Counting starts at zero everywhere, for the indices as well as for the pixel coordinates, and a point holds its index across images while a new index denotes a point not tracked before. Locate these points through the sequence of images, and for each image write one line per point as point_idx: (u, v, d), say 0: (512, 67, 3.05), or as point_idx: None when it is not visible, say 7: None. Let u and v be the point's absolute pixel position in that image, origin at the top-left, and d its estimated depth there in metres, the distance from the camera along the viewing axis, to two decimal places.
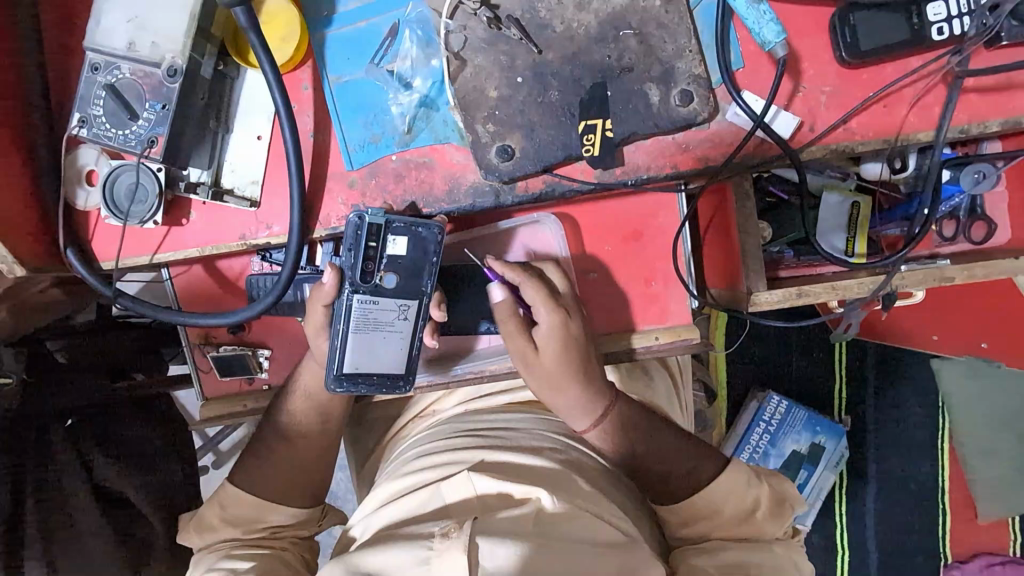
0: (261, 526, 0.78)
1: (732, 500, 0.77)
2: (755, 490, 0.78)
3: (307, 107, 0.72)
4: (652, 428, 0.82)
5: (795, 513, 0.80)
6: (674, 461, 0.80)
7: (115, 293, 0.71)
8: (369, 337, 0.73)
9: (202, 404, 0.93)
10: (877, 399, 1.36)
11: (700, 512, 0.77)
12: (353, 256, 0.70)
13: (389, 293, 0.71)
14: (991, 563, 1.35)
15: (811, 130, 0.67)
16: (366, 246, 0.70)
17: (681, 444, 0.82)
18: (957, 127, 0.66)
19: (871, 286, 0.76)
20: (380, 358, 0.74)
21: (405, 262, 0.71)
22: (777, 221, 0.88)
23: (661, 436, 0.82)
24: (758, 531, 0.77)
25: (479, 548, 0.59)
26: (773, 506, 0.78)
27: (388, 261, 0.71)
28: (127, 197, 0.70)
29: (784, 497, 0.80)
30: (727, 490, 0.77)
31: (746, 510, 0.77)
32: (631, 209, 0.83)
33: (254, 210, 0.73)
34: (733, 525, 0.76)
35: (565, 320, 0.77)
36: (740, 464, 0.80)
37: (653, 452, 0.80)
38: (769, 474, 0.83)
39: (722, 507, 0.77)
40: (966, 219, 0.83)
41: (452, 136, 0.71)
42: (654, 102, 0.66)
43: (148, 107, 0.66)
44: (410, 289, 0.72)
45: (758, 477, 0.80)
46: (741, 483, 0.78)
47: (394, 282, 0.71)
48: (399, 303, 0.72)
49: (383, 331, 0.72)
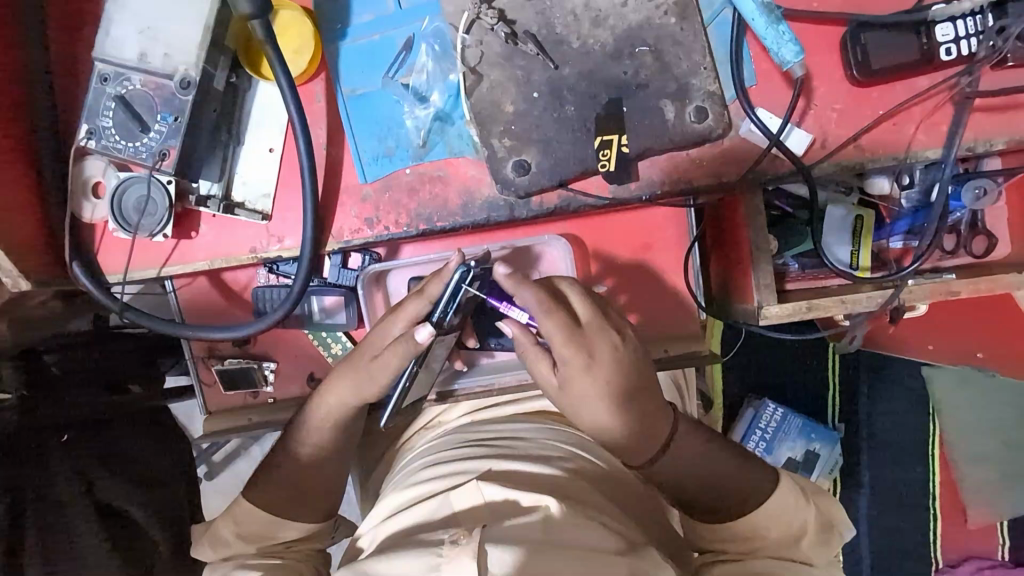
0: (273, 542, 0.77)
1: (778, 522, 0.70)
2: (803, 514, 0.71)
3: (320, 119, 0.72)
4: (698, 448, 0.74)
5: (842, 540, 0.72)
6: (723, 482, 0.72)
7: (120, 306, 0.70)
8: (426, 369, 0.79)
9: (206, 417, 0.92)
10: (872, 406, 1.37)
11: (742, 533, 0.70)
12: (448, 307, 0.72)
13: (454, 328, 0.78)
14: (981, 567, 1.36)
15: (823, 147, 0.68)
16: (463, 292, 0.72)
17: (732, 464, 0.74)
18: (965, 145, 0.68)
19: (880, 299, 0.77)
20: (417, 383, 0.81)
21: (471, 302, 0.77)
22: (782, 235, 0.89)
23: (709, 457, 0.74)
24: (802, 556, 0.69)
25: (488, 555, 0.58)
26: (820, 532, 0.71)
27: (465, 301, 0.75)
28: (136, 210, 0.68)
29: (833, 522, 0.73)
30: (773, 513, 0.70)
31: (793, 534, 0.70)
32: (640, 221, 0.83)
33: (265, 223, 0.72)
34: (777, 548, 0.69)
35: (580, 361, 0.67)
36: (791, 486, 0.72)
37: (701, 481, 0.73)
38: (819, 494, 0.75)
39: (766, 530, 0.70)
40: (967, 233, 0.85)
41: (467, 149, 0.71)
42: (669, 119, 0.67)
43: (160, 118, 0.65)
44: (462, 318, 0.78)
45: (807, 499, 0.72)
46: (790, 506, 0.71)
47: (459, 318, 0.76)
48: (453, 334, 0.79)
49: (434, 359, 0.79)
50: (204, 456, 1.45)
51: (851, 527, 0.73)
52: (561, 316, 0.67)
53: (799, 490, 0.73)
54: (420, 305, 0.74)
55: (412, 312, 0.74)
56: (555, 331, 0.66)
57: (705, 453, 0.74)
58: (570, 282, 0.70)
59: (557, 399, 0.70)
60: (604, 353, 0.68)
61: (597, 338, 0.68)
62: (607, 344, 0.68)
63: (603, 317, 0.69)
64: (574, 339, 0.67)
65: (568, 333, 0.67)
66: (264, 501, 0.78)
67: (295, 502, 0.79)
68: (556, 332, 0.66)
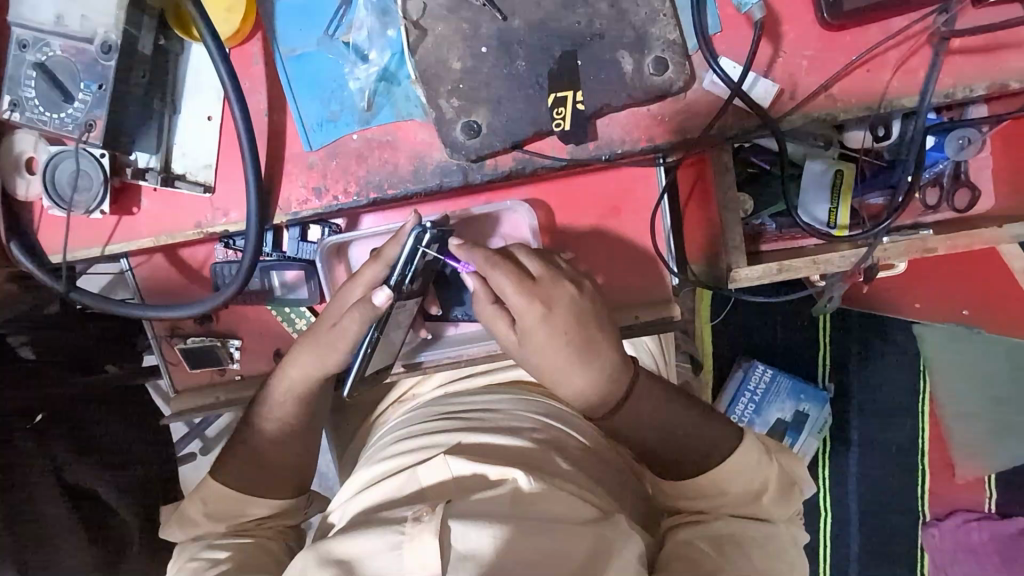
0: (243, 520, 0.77)
1: (739, 479, 0.69)
2: (765, 471, 0.69)
3: (259, 83, 0.68)
4: (665, 407, 0.72)
5: (803, 496, 0.72)
6: (687, 437, 0.71)
7: (66, 287, 0.67)
8: (386, 337, 0.77)
9: (173, 396, 0.90)
10: (861, 365, 1.35)
11: (704, 489, 0.69)
12: (403, 269, 0.70)
13: (415, 293, 0.76)
14: (967, 519, 1.35)
15: (791, 98, 0.64)
16: (422, 255, 0.70)
17: (695, 420, 0.72)
18: (943, 91, 0.63)
19: (853, 259, 0.74)
20: (384, 351, 0.79)
21: (432, 267, 0.75)
22: (758, 192, 0.86)
23: (674, 411, 0.72)
24: (764, 513, 0.68)
25: (451, 531, 0.58)
26: (781, 489, 0.70)
27: (425, 266, 0.73)
28: (69, 185, 0.66)
29: (794, 478, 0.72)
30: (734, 470, 0.69)
31: (754, 491, 0.69)
32: (607, 183, 0.80)
33: (208, 195, 0.68)
34: (738, 504, 0.68)
35: (537, 310, 0.66)
36: (754, 443, 0.71)
37: (664, 434, 0.71)
38: (781, 452, 0.74)
39: (727, 487, 0.69)
40: (950, 185, 0.81)
41: (415, 111, 0.67)
42: (627, 72, 0.63)
43: (83, 87, 0.62)
44: (423, 285, 0.76)
45: (769, 456, 0.71)
46: (752, 463, 0.69)
47: (419, 283, 0.75)
48: (413, 301, 0.77)
49: (397, 328, 0.78)
50: (195, 431, 1.38)
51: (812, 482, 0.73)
52: (509, 266, 0.67)
53: (762, 448, 0.71)
54: (377, 271, 0.72)
55: (370, 278, 0.72)
56: (506, 282, 0.67)
57: (670, 410, 0.72)
58: (522, 246, 0.71)
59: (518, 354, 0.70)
60: (562, 301, 0.68)
61: (553, 288, 0.68)
62: (565, 295, 0.68)
63: (558, 271, 0.70)
64: (526, 287, 0.67)
65: (520, 281, 0.67)
66: (233, 479, 0.77)
67: (263, 478, 0.78)
68: (505, 280, 0.66)
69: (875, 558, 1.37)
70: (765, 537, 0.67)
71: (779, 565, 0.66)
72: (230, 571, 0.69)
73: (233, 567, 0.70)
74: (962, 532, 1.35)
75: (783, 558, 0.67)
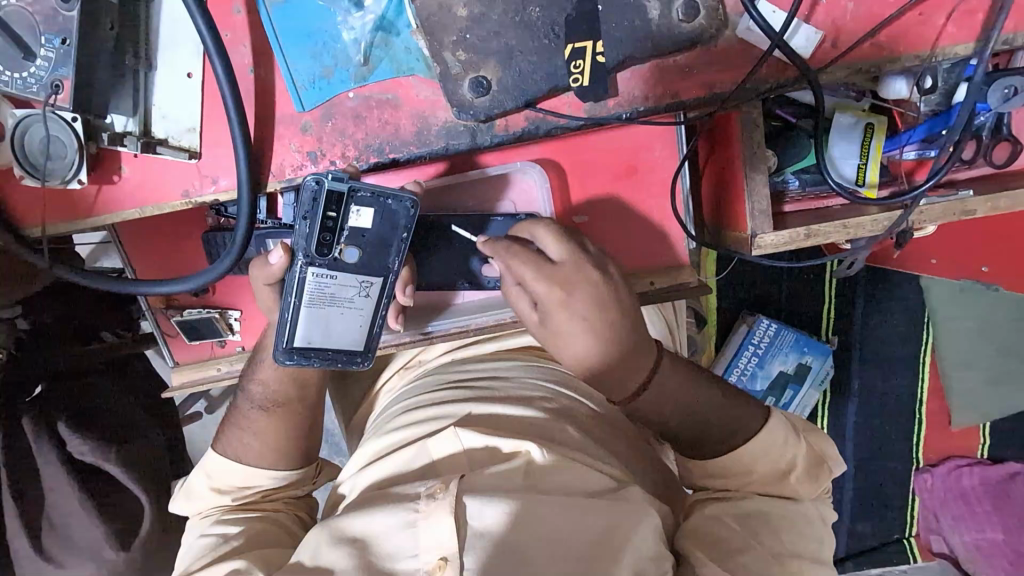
0: (250, 491, 0.76)
1: (767, 458, 0.66)
2: (793, 450, 0.67)
3: (242, 35, 0.62)
4: (689, 388, 0.68)
5: (832, 474, 0.69)
6: (712, 417, 0.67)
7: (49, 262, 0.63)
8: (324, 313, 0.67)
9: (172, 367, 0.89)
10: (866, 318, 1.32)
11: (729, 469, 0.67)
12: (309, 224, 0.62)
13: (354, 267, 0.65)
14: (960, 465, 1.36)
15: (834, 47, 0.58)
16: (324, 215, 0.62)
17: (719, 399, 0.69)
18: (1002, 37, 0.57)
19: (885, 222, 0.70)
20: (335, 333, 0.69)
21: (368, 237, 0.65)
22: (784, 147, 0.79)
23: (692, 392, 0.68)
24: (791, 492, 0.66)
25: (466, 508, 0.57)
26: (811, 467, 0.67)
27: (351, 234, 0.64)
28: (41, 152, 0.60)
29: (823, 457, 0.69)
30: (760, 450, 0.66)
31: (781, 471, 0.66)
32: (623, 141, 0.74)
33: (194, 162, 0.63)
34: (763, 484, 0.66)
35: (558, 295, 0.63)
36: (780, 421, 0.68)
37: (682, 417, 0.67)
38: (806, 429, 0.71)
39: (753, 467, 0.66)
40: (990, 140, 0.75)
41: (417, 66, 0.61)
42: (653, 18, 0.56)
43: (46, 42, 0.56)
44: (374, 265, 0.66)
45: (797, 434, 0.68)
46: (779, 443, 0.66)
47: (356, 256, 0.65)
48: (360, 279, 0.66)
49: (340, 307, 0.67)
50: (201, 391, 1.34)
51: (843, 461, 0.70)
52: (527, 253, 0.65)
53: (790, 425, 0.68)
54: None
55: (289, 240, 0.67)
56: (526, 270, 0.64)
57: (691, 392, 0.68)
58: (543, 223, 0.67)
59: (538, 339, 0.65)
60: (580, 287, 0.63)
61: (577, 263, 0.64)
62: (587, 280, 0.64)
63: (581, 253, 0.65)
64: (545, 274, 0.63)
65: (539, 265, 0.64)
66: (237, 452, 0.76)
67: (263, 451, 0.75)
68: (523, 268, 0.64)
69: (870, 506, 1.39)
70: (797, 518, 0.64)
71: (811, 547, 0.63)
72: (241, 546, 0.69)
73: (244, 542, 0.70)
74: (952, 478, 1.36)
75: (815, 537, 0.64)
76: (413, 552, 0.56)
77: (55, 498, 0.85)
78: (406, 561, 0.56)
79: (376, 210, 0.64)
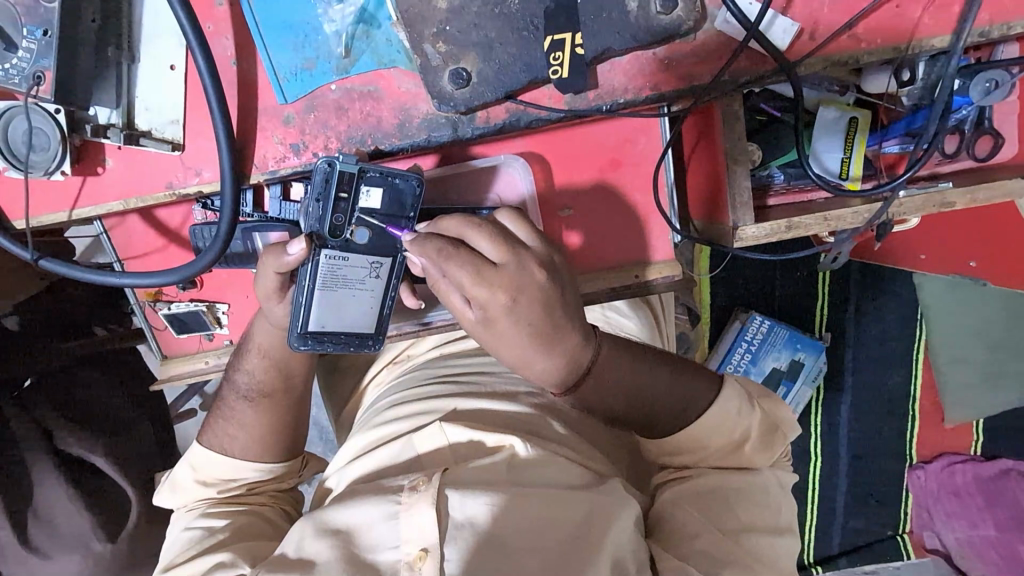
0: (236, 483, 0.75)
1: (718, 433, 0.66)
2: (746, 420, 0.67)
3: (225, 27, 0.63)
4: (635, 370, 0.66)
5: (788, 440, 0.70)
6: (659, 399, 0.66)
7: (35, 253, 0.64)
8: (337, 296, 0.65)
9: (162, 360, 0.90)
10: (859, 315, 1.32)
11: (686, 444, 0.67)
12: (351, 218, 0.63)
13: (359, 247, 0.64)
14: (953, 462, 1.36)
15: (811, 39, 0.59)
16: (336, 196, 0.61)
17: (668, 378, 0.67)
18: (978, 29, 0.58)
19: (867, 215, 0.71)
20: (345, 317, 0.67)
21: (380, 216, 0.64)
22: (769, 139, 0.80)
23: (646, 375, 0.66)
24: (745, 461, 0.67)
25: (448, 499, 0.57)
26: (763, 435, 0.67)
27: (361, 214, 0.63)
28: (24, 143, 0.61)
29: (778, 423, 0.69)
30: (714, 424, 0.66)
31: (735, 442, 0.66)
32: (608, 134, 0.74)
33: (177, 153, 0.63)
34: (719, 456, 0.67)
35: (501, 300, 0.56)
36: (735, 392, 0.68)
37: (632, 400, 0.65)
38: (763, 396, 0.72)
39: (706, 442, 0.66)
40: (972, 133, 0.76)
41: (399, 58, 0.61)
42: (631, 10, 0.56)
43: (27, 33, 0.57)
44: (381, 246, 0.65)
45: (750, 403, 0.68)
46: (732, 413, 0.66)
47: (366, 236, 0.64)
48: (370, 260, 0.65)
49: (352, 290, 0.65)
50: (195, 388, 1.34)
51: (796, 425, 0.71)
52: (465, 255, 0.56)
53: (743, 393, 0.68)
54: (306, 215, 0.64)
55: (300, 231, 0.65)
56: (461, 273, 0.56)
57: (638, 373, 0.66)
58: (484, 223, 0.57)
59: (477, 336, 0.59)
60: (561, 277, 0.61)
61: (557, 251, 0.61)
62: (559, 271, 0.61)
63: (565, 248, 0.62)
64: (483, 277, 0.55)
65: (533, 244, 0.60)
66: (224, 448, 0.75)
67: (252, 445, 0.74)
68: (460, 272, 0.55)
69: (863, 502, 1.39)
70: (769, 506, 0.66)
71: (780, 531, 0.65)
72: (228, 539, 0.69)
73: (230, 534, 0.70)
74: (945, 474, 1.36)
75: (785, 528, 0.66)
76: (395, 544, 0.56)
77: (45, 493, 0.85)
78: (388, 553, 0.56)
79: (383, 189, 0.63)
